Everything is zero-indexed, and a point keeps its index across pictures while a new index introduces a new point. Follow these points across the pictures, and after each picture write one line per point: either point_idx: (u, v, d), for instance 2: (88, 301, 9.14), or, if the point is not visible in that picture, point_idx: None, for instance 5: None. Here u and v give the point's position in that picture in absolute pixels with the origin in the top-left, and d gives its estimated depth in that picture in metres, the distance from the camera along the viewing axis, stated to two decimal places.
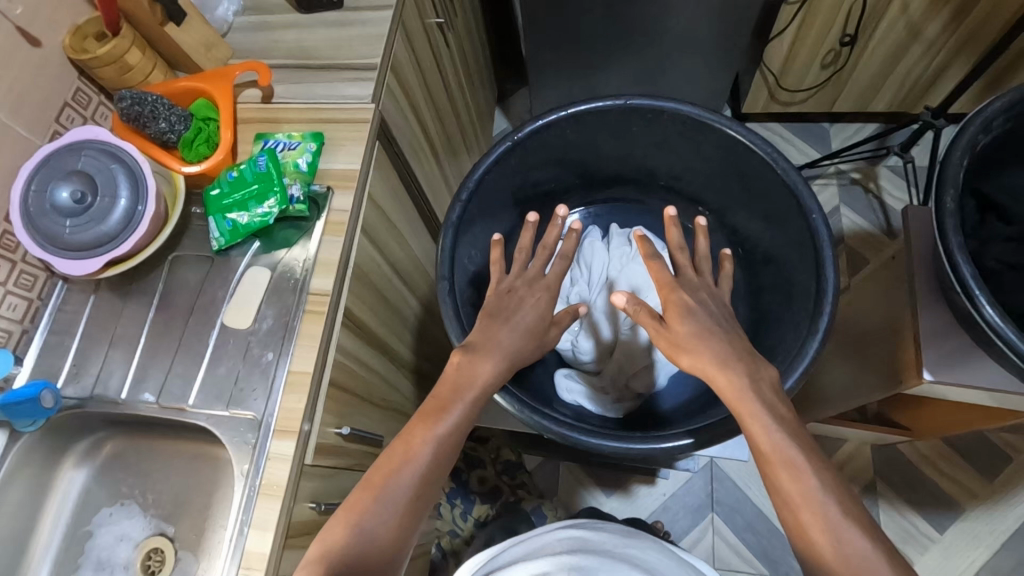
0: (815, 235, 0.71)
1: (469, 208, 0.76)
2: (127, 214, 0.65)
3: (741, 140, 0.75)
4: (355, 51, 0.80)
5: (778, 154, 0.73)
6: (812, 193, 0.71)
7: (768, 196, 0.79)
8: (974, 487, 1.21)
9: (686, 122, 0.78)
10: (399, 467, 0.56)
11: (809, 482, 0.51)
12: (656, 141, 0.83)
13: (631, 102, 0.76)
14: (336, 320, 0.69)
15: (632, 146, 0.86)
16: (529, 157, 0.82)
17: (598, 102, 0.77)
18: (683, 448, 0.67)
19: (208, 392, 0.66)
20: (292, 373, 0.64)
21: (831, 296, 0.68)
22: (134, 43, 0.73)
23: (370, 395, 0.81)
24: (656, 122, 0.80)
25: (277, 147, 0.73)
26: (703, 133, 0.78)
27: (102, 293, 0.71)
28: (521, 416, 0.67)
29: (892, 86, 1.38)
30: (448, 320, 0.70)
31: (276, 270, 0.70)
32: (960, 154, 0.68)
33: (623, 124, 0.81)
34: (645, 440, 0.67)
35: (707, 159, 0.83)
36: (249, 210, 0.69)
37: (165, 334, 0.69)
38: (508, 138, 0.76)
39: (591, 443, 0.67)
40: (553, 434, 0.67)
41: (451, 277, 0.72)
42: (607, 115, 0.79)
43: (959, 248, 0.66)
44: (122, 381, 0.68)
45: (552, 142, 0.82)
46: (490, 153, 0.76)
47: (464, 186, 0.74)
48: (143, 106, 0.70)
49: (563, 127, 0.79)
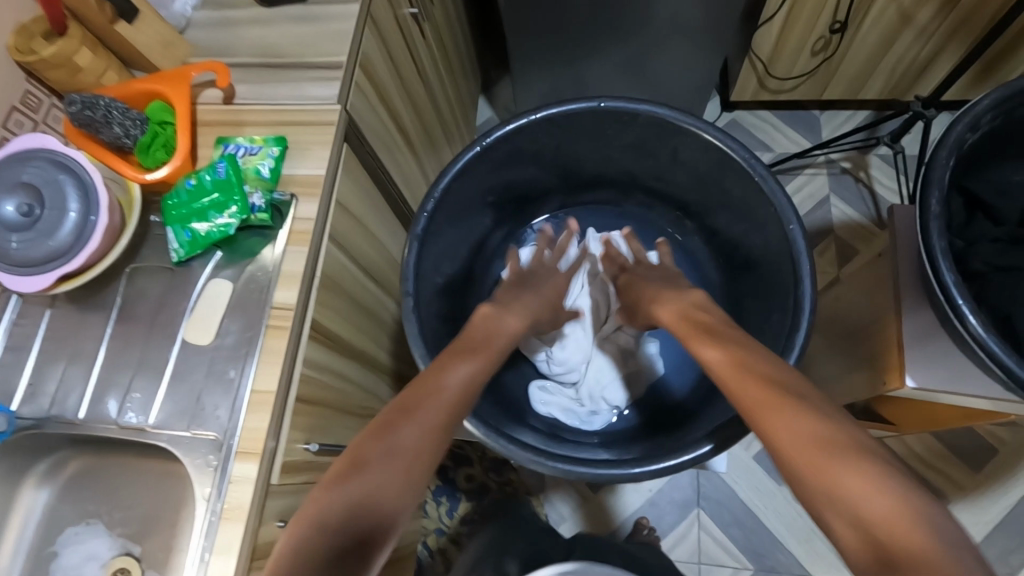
0: (792, 245, 0.70)
1: (436, 217, 0.74)
2: (77, 228, 0.62)
3: (718, 144, 0.73)
4: (320, 48, 0.77)
5: (755, 158, 0.71)
6: (790, 201, 0.70)
7: (748, 202, 0.76)
8: (960, 478, 1.20)
9: (663, 125, 0.75)
10: (410, 409, 0.55)
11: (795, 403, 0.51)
12: (634, 143, 0.81)
13: (605, 105, 0.73)
14: (302, 335, 0.66)
15: (609, 149, 0.83)
16: (502, 161, 0.79)
17: (570, 104, 0.74)
18: (702, 456, 0.66)
19: (169, 412, 0.63)
20: (255, 392, 0.62)
21: (809, 311, 0.67)
22: (84, 43, 0.69)
23: (346, 405, 0.79)
24: (633, 126, 0.77)
25: (238, 151, 0.70)
26: (679, 135, 0.75)
27: (59, 308, 0.69)
28: (487, 440, 0.66)
29: (883, 73, 1.34)
30: (413, 342, 0.67)
31: (239, 281, 0.67)
32: (947, 154, 0.65)
33: (598, 126, 0.78)
34: (610, 466, 0.66)
35: (686, 163, 0.80)
36: (209, 220, 0.66)
37: (124, 351, 0.67)
38: (476, 143, 0.74)
39: (562, 468, 0.65)
40: (522, 460, 0.65)
41: (415, 293, 0.69)
42: (580, 118, 0.76)
43: (943, 254, 0.64)
44: (80, 400, 0.65)
45: (526, 145, 0.79)
46: (457, 160, 0.73)
47: (431, 194, 0.71)
48: (95, 110, 0.66)
49: (534, 131, 0.77)
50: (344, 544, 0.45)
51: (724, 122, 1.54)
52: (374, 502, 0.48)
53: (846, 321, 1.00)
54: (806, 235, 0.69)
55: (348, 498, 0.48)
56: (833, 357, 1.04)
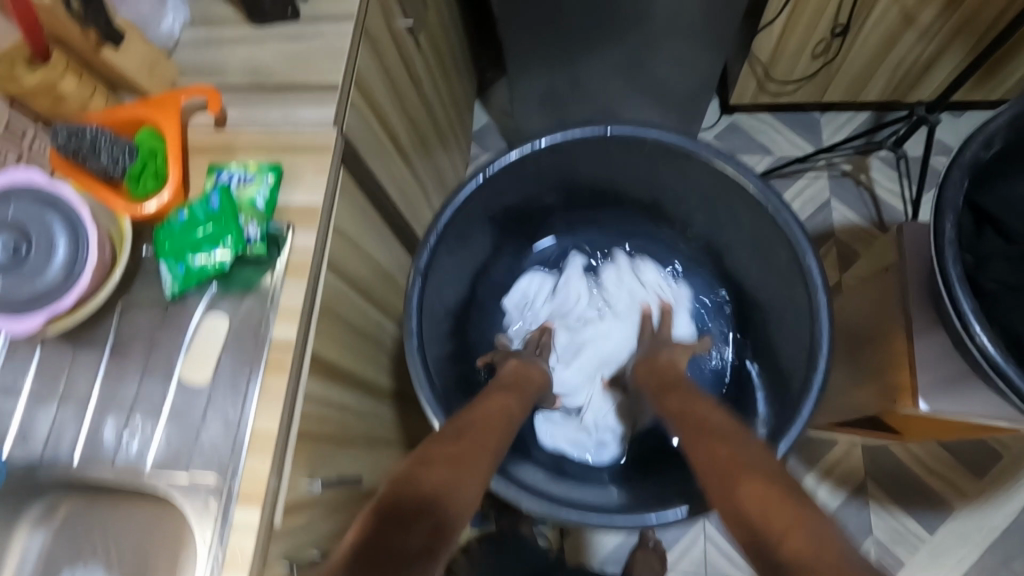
0: (808, 278, 0.73)
1: (438, 249, 0.77)
2: (67, 263, 0.60)
3: (728, 171, 0.76)
4: (313, 69, 0.74)
5: (767, 187, 0.74)
6: (803, 230, 0.73)
7: (760, 226, 0.79)
8: (963, 485, 1.19)
9: (668, 150, 0.78)
10: (460, 435, 0.64)
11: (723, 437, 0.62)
12: (642, 170, 0.85)
13: (612, 130, 0.77)
14: (302, 371, 0.65)
15: (615, 172, 0.86)
16: (505, 186, 0.82)
17: (576, 131, 0.78)
18: (678, 515, 0.69)
19: (167, 455, 0.62)
20: (255, 434, 0.60)
21: (826, 334, 0.71)
22: (68, 69, 0.66)
23: (348, 434, 0.78)
24: (638, 151, 0.80)
25: (232, 180, 0.68)
26: (688, 160, 0.78)
27: (49, 345, 0.66)
28: (499, 488, 0.69)
29: (884, 75, 1.33)
30: (420, 379, 0.70)
31: (236, 315, 0.65)
32: (960, 176, 0.64)
33: (605, 152, 0.82)
34: (614, 516, 0.69)
35: (693, 184, 0.83)
36: (202, 253, 0.64)
37: (120, 390, 0.65)
38: (479, 172, 0.76)
39: (575, 518, 0.69)
40: (536, 508, 0.69)
41: (419, 330, 0.72)
42: (587, 144, 0.80)
43: (959, 279, 0.62)
44: (74, 443, 0.63)
45: (532, 170, 0.83)
46: (457, 194, 0.76)
47: (432, 229, 0.74)
48: (81, 140, 0.63)
49: (539, 158, 0.81)
50: (410, 546, 0.50)
51: (724, 125, 1.52)
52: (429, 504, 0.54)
53: (853, 333, 0.99)
54: (821, 266, 0.73)
55: (409, 501, 0.53)
56: (840, 369, 1.02)
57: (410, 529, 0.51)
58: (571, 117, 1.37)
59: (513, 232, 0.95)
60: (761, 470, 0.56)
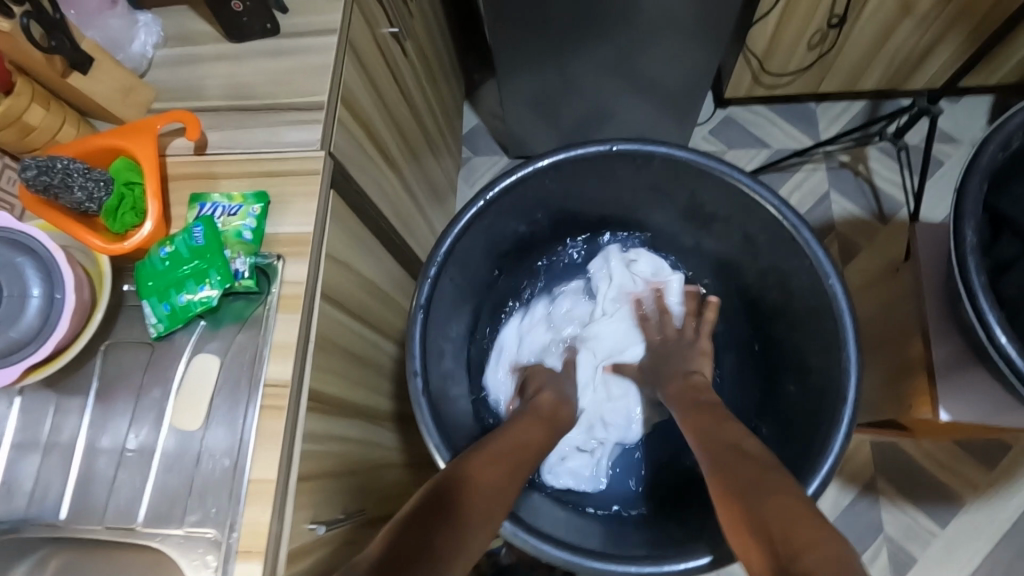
0: (832, 299, 0.72)
1: (439, 281, 0.76)
2: (43, 310, 0.57)
3: (743, 186, 0.75)
4: (297, 87, 0.70)
5: (784, 204, 0.73)
6: (826, 251, 0.72)
7: (771, 239, 0.78)
8: (975, 477, 1.16)
9: (678, 165, 0.77)
10: (496, 455, 0.67)
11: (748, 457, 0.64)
12: (645, 184, 0.83)
13: (617, 147, 0.76)
14: (300, 410, 0.61)
15: (621, 188, 0.85)
16: (506, 209, 0.81)
17: (579, 148, 0.77)
18: (703, 566, 0.65)
19: (161, 508, 0.58)
20: (253, 482, 0.57)
21: (853, 343, 0.70)
22: (34, 99, 0.63)
23: (349, 466, 0.74)
24: (645, 167, 0.79)
25: (215, 212, 0.64)
26: (699, 178, 0.78)
27: (29, 394, 0.63)
28: (516, 537, 0.67)
29: (882, 65, 1.30)
30: (425, 427, 0.69)
31: (227, 354, 0.62)
32: (979, 179, 0.62)
33: (610, 168, 0.80)
34: (647, 560, 0.66)
35: (706, 205, 0.83)
36: (188, 290, 0.61)
37: (107, 438, 0.61)
38: (479, 198, 0.76)
39: (597, 567, 0.66)
40: (558, 559, 0.66)
41: (423, 371, 0.71)
42: (592, 160, 0.78)
43: (982, 288, 0.60)
44: (61, 499, 0.60)
45: (535, 190, 0.81)
46: (460, 218, 0.75)
47: (432, 259, 0.74)
48: (52, 175, 0.59)
49: (541, 177, 0.79)
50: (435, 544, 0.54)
51: (719, 119, 1.49)
52: (453, 509, 0.58)
53: (867, 332, 0.97)
54: (843, 282, 0.71)
55: (437, 507, 0.58)
56: None
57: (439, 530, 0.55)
58: (563, 117, 1.33)
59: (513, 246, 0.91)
60: (785, 488, 0.58)
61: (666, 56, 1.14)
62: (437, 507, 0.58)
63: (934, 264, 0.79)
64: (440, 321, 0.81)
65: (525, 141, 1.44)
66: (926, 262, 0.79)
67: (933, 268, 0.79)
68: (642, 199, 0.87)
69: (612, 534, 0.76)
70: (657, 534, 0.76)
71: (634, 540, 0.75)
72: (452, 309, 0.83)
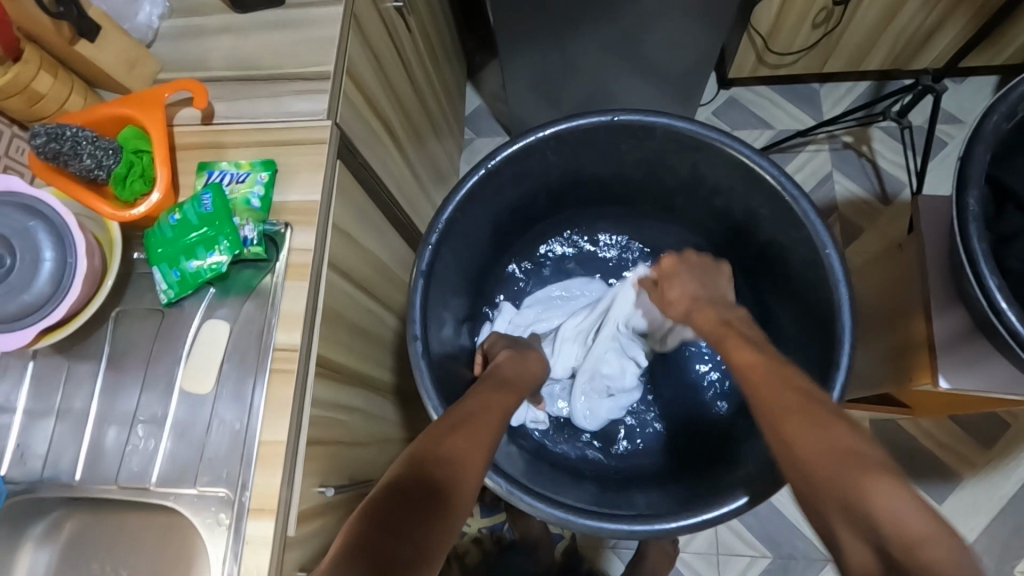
0: (830, 268, 0.72)
1: (439, 249, 0.78)
2: (55, 274, 0.57)
3: (743, 159, 0.75)
4: (302, 58, 0.71)
5: (784, 176, 0.74)
6: (825, 225, 0.72)
7: (772, 214, 0.79)
8: (973, 455, 1.16)
9: (679, 139, 0.78)
10: (459, 426, 0.62)
11: (819, 420, 0.53)
12: (645, 159, 0.84)
13: (618, 118, 0.77)
14: (308, 376, 0.62)
15: (623, 162, 0.86)
16: (507, 182, 0.82)
17: (580, 119, 0.78)
18: (741, 507, 0.68)
19: (174, 469, 0.60)
20: (264, 444, 0.58)
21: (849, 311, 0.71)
22: (42, 67, 0.63)
23: (355, 436, 0.75)
24: (646, 139, 0.80)
25: (223, 179, 0.65)
26: (701, 150, 0.79)
27: (42, 358, 0.64)
28: (511, 497, 0.69)
29: (887, 44, 1.30)
30: (424, 389, 0.71)
31: (237, 320, 0.63)
32: (984, 149, 0.62)
33: (611, 141, 0.82)
34: (643, 520, 0.68)
35: (709, 180, 0.83)
36: (198, 257, 0.62)
37: (120, 402, 0.62)
38: (480, 166, 0.77)
39: (588, 525, 0.68)
40: (550, 518, 0.68)
41: (423, 337, 0.72)
42: (593, 131, 0.79)
43: (984, 257, 0.60)
44: (75, 461, 0.61)
45: (535, 163, 0.83)
46: (461, 186, 0.77)
47: (433, 227, 0.75)
48: (61, 142, 0.60)
49: (542, 148, 0.80)
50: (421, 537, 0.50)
51: (722, 100, 1.49)
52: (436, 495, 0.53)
53: (869, 308, 0.97)
54: (841, 253, 0.72)
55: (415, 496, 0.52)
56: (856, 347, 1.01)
57: (416, 519, 0.51)
58: (566, 97, 1.33)
59: (515, 222, 0.92)
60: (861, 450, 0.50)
61: (670, 33, 1.13)
62: (414, 498, 0.52)
63: (936, 239, 0.79)
64: (442, 294, 0.82)
65: (528, 122, 1.44)
66: (929, 236, 0.80)
67: (935, 242, 0.79)
68: (645, 174, 0.88)
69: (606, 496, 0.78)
70: (654, 498, 0.78)
71: (624, 501, 0.77)
72: (453, 284, 0.85)
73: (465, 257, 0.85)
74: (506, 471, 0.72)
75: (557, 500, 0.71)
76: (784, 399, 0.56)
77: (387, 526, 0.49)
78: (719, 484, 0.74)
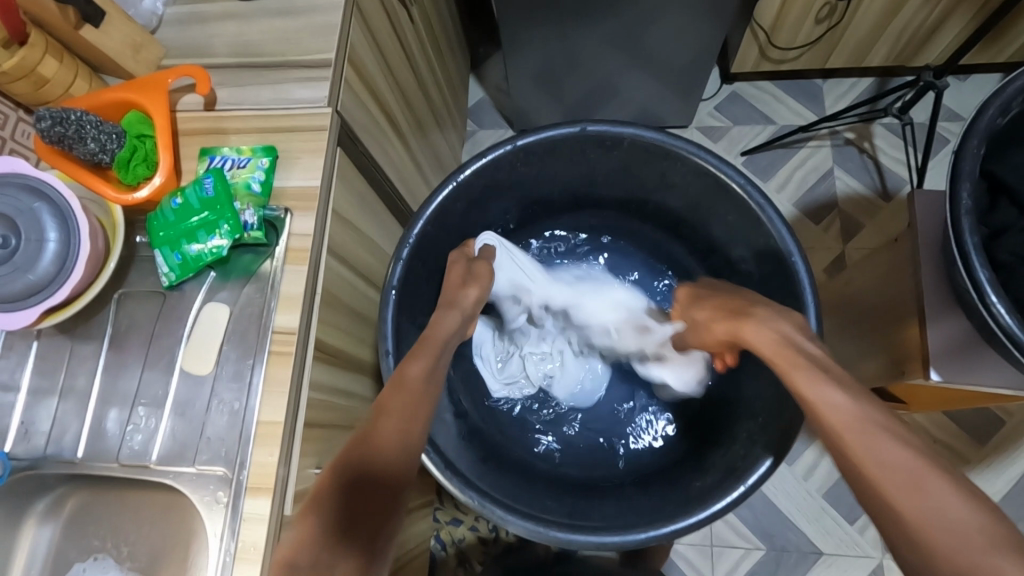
0: (798, 283, 0.72)
1: (412, 263, 0.77)
2: (59, 256, 0.59)
3: (709, 168, 0.76)
4: (304, 44, 0.71)
5: (751, 185, 0.74)
6: (791, 233, 0.72)
7: (745, 224, 0.78)
8: (968, 452, 1.17)
9: (649, 149, 0.78)
10: (384, 407, 0.61)
11: (928, 491, 0.49)
12: (617, 168, 0.84)
13: (588, 129, 0.76)
14: (306, 360, 0.63)
15: (592, 171, 0.86)
16: (480, 193, 0.82)
17: (550, 130, 0.77)
18: (767, 469, 0.69)
19: (173, 448, 0.61)
20: (261, 425, 0.59)
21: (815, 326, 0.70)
22: (48, 51, 0.64)
23: (352, 419, 0.76)
24: (614, 149, 0.80)
25: (225, 165, 0.66)
26: (668, 160, 0.78)
27: (45, 339, 0.65)
28: (482, 509, 0.67)
29: (889, 40, 1.30)
30: None
31: (237, 303, 0.64)
32: (977, 143, 0.62)
33: (581, 152, 0.81)
34: (613, 531, 0.66)
35: (678, 186, 0.83)
36: (199, 241, 0.63)
37: (122, 383, 0.64)
38: (451, 179, 0.77)
39: (563, 538, 0.66)
40: (520, 530, 0.66)
41: (395, 351, 0.72)
42: (563, 143, 0.79)
43: (976, 250, 0.61)
44: (77, 439, 0.63)
45: (503, 175, 0.82)
46: (434, 196, 0.77)
47: (403, 243, 0.74)
48: (66, 126, 0.60)
49: (512, 160, 0.80)
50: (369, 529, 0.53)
51: (724, 95, 1.49)
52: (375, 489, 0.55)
53: (866, 301, 0.98)
54: (807, 265, 0.72)
55: (355, 501, 0.54)
56: (850, 341, 1.02)
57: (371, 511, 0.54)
58: (569, 89, 1.33)
59: (491, 228, 0.92)
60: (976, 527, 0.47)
61: (672, 27, 1.13)
62: (352, 500, 0.54)
63: (931, 233, 0.80)
64: (422, 292, 0.82)
65: (530, 114, 1.44)
66: (925, 229, 0.80)
67: (931, 236, 0.79)
68: (629, 183, 0.86)
69: (584, 506, 0.76)
70: (639, 503, 0.77)
71: (600, 512, 0.75)
72: (433, 284, 0.85)
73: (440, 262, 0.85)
74: (472, 480, 0.70)
75: (529, 512, 0.69)
76: (887, 470, 0.51)
77: (353, 543, 0.52)
78: (693, 496, 0.73)
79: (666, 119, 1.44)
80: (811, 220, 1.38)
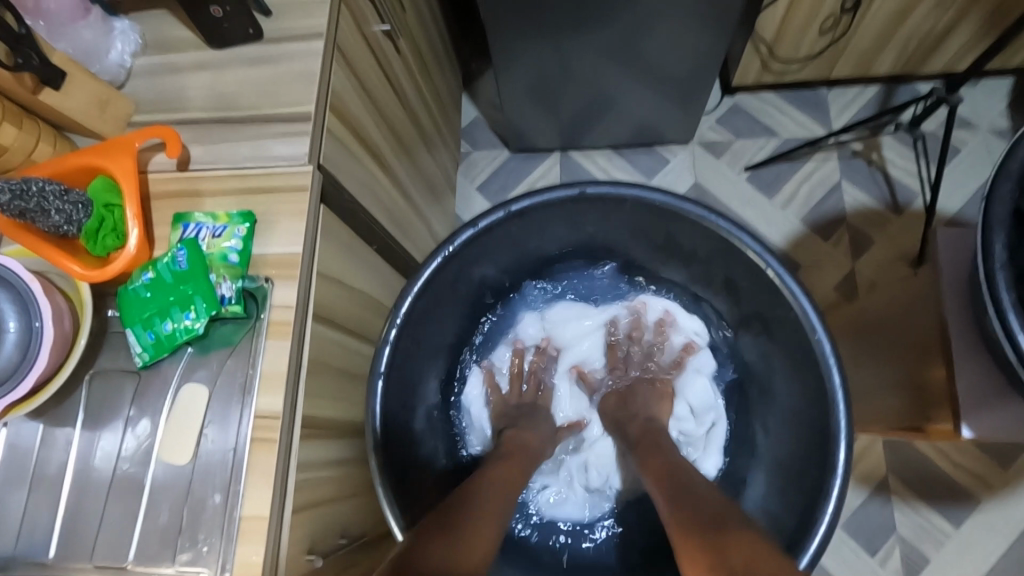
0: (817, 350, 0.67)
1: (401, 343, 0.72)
2: (22, 343, 0.55)
3: (718, 224, 0.71)
4: (283, 95, 0.67)
5: (765, 246, 0.69)
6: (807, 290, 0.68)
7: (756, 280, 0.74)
8: (990, 476, 1.12)
9: (654, 208, 0.74)
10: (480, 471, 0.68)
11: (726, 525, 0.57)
12: (618, 226, 0.80)
13: (588, 190, 0.72)
14: (292, 442, 0.59)
15: (594, 231, 0.82)
16: (476, 257, 0.78)
17: (548, 192, 0.73)
18: None
19: (152, 545, 0.57)
20: (245, 519, 0.55)
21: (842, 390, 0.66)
22: (5, 118, 0.60)
23: (346, 486, 0.72)
24: (619, 209, 0.76)
25: (199, 233, 0.62)
26: (676, 220, 0.74)
27: (14, 424, 0.61)
28: None
29: (897, 49, 1.25)
30: (387, 504, 0.64)
31: (217, 383, 0.59)
32: (1009, 188, 0.58)
33: (581, 210, 0.77)
34: None
35: (686, 244, 0.79)
36: (173, 318, 0.59)
37: (95, 472, 0.59)
38: (443, 249, 0.72)
39: None
40: None
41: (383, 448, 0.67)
42: (563, 202, 0.75)
43: (1011, 305, 0.56)
44: (48, 537, 0.58)
45: (497, 240, 0.78)
46: (422, 271, 0.72)
47: (391, 322, 0.70)
48: (27, 199, 0.55)
49: (508, 224, 0.75)
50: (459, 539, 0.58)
51: (726, 108, 1.44)
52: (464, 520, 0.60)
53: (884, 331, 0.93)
54: (829, 336, 0.67)
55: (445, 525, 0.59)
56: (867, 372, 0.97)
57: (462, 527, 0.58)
58: (566, 107, 1.28)
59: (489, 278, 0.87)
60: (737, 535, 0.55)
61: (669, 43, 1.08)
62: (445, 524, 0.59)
63: (955, 269, 0.75)
64: (417, 353, 0.77)
65: (525, 134, 1.39)
66: (948, 265, 0.76)
67: (955, 272, 0.75)
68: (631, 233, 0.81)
69: None
70: None
71: None
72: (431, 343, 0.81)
73: (436, 327, 0.80)
74: None
75: None
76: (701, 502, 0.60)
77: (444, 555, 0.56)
78: None
79: (666, 135, 1.39)
80: (820, 237, 1.33)
